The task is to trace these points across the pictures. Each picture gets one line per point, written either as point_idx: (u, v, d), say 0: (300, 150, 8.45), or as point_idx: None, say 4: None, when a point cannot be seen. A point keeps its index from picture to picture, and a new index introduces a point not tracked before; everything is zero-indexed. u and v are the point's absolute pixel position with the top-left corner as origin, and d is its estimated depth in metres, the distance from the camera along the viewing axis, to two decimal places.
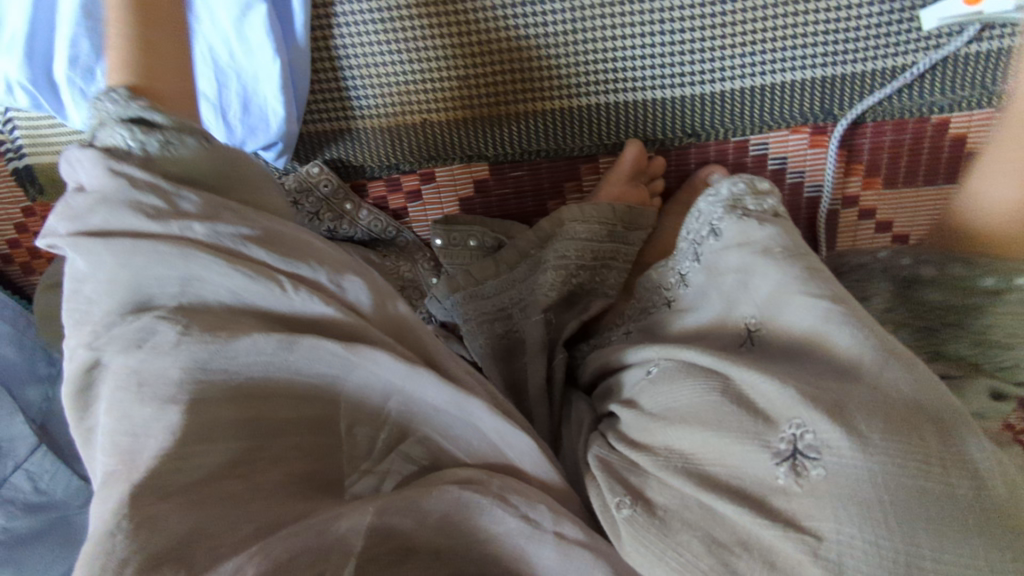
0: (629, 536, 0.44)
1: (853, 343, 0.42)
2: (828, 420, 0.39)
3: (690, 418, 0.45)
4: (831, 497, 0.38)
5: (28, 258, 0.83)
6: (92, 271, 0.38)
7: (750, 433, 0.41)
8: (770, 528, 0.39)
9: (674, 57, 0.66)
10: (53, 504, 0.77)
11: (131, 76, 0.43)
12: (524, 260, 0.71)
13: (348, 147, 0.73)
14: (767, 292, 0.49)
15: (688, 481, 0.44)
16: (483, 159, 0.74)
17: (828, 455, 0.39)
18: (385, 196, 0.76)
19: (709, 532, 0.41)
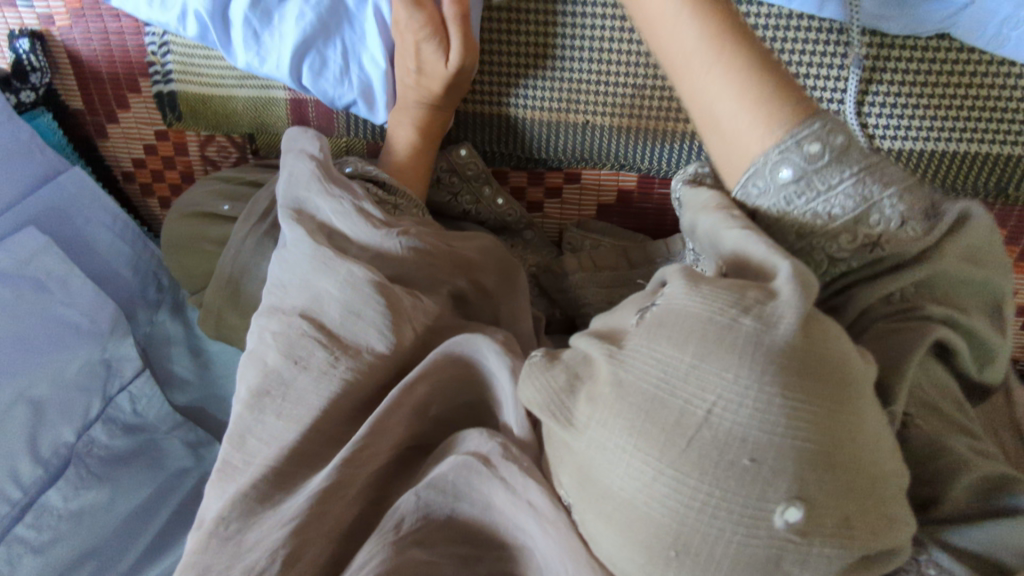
0: (524, 377, 0.37)
1: (738, 235, 0.38)
2: (682, 284, 0.35)
3: (625, 303, 0.40)
4: (659, 335, 0.33)
5: (150, 180, 0.83)
6: (299, 278, 0.53)
7: (639, 304, 0.38)
8: (600, 353, 0.35)
9: (861, 106, 0.64)
10: (145, 427, 0.79)
11: (398, 160, 0.67)
12: (648, 262, 0.69)
13: (499, 134, 0.71)
14: (705, 226, 0.41)
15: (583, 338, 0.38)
16: (633, 171, 0.72)
17: (666, 300, 0.35)
18: (523, 188, 0.76)
19: (577, 370, 0.36)
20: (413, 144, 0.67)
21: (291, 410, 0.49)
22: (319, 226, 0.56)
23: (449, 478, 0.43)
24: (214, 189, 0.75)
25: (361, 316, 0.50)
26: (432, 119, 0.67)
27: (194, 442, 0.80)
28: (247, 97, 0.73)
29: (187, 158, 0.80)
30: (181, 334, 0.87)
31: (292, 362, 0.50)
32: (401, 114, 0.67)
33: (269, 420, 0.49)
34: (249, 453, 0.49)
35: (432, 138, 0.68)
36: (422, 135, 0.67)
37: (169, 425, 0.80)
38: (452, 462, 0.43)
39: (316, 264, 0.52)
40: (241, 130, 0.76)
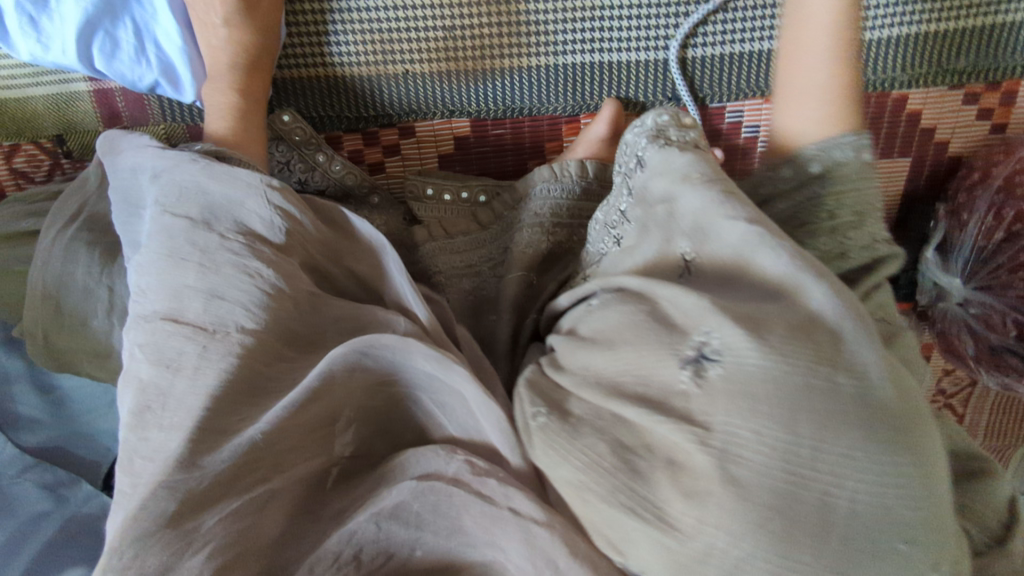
0: (541, 442, 0.39)
1: (779, 263, 0.36)
2: (735, 325, 0.34)
3: (626, 337, 0.39)
4: (731, 396, 0.33)
5: None
6: (161, 276, 0.46)
7: (663, 341, 0.37)
8: (663, 421, 0.35)
9: (657, 18, 0.67)
10: None
11: (221, 129, 0.61)
12: (496, 220, 0.71)
13: (319, 96, 0.70)
14: (690, 206, 0.41)
15: (602, 392, 0.39)
16: (464, 115, 0.72)
17: (730, 355, 0.34)
18: (360, 150, 0.74)
19: (617, 437, 0.37)
20: (234, 105, 0.62)
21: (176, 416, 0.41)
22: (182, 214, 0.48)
23: (413, 509, 0.42)
24: (21, 209, 0.69)
25: (236, 294, 0.45)
26: (250, 81, 0.64)
27: (51, 482, 0.77)
28: (47, 95, 0.69)
29: None
30: (19, 369, 0.78)
31: (174, 368, 0.42)
32: (214, 84, 0.63)
33: (153, 434, 0.41)
34: (136, 474, 0.40)
35: (258, 100, 0.64)
36: (245, 101, 0.63)
37: (17, 467, 0.76)
38: (413, 488, 0.42)
39: (179, 255, 0.46)
40: (48, 132, 0.71)
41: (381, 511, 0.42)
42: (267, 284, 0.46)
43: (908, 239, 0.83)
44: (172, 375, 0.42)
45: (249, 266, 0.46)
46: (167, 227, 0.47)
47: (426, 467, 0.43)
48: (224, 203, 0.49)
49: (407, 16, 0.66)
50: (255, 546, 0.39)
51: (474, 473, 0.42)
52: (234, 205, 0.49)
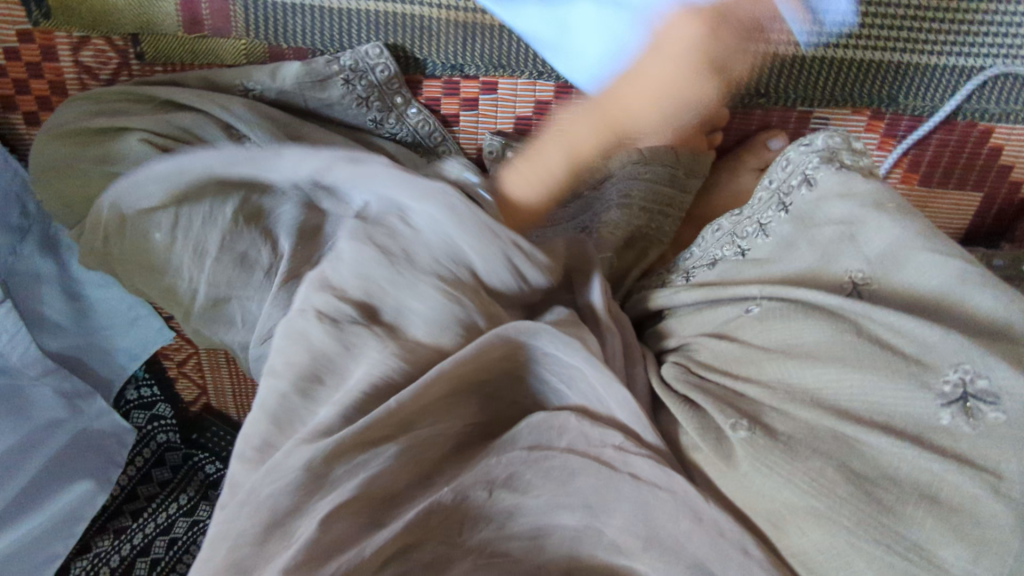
0: (746, 456, 0.38)
1: (994, 302, 0.39)
2: (997, 362, 0.36)
3: (827, 353, 0.40)
4: (1009, 442, 0.35)
5: (11, 91, 0.71)
6: (349, 260, 0.45)
7: (907, 372, 0.37)
8: (909, 448, 0.35)
9: None
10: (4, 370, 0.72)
11: (524, 198, 0.59)
12: (574, 198, 0.70)
13: (409, 35, 0.68)
14: (888, 232, 0.44)
15: (824, 412, 0.38)
16: (551, 78, 0.70)
17: (993, 399, 0.36)
18: (438, 98, 0.72)
19: (846, 462, 0.36)
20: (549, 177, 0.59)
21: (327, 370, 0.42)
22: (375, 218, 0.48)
23: (524, 477, 0.39)
24: (88, 107, 0.65)
25: (420, 292, 0.44)
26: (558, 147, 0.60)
27: (69, 390, 0.76)
28: None
29: (58, 65, 0.70)
30: (54, 273, 0.76)
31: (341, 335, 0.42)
32: (532, 164, 0.59)
33: (314, 410, 0.40)
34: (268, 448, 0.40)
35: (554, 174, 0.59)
36: (547, 166, 0.59)
37: (37, 370, 0.74)
38: (526, 457, 0.39)
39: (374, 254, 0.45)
40: (123, 29, 0.68)
41: (481, 475, 0.38)
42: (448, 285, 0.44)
43: None
44: (336, 342, 0.42)
45: (429, 270, 0.45)
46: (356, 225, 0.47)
47: (535, 437, 0.41)
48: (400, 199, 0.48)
49: None
50: (405, 501, 0.38)
51: (591, 442, 0.40)
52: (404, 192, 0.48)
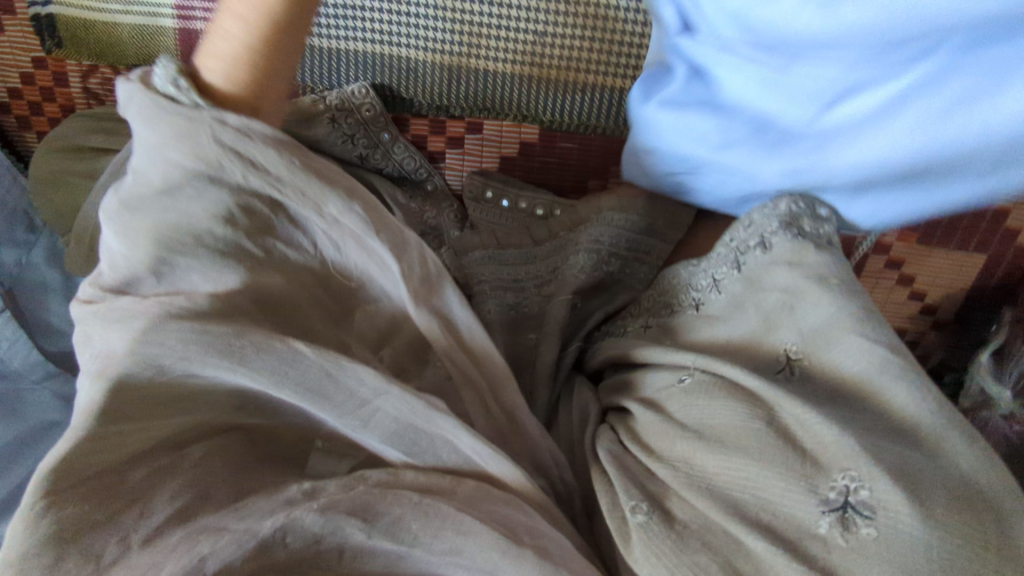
0: (639, 542, 0.42)
1: (919, 403, 0.41)
2: (885, 478, 0.37)
3: (740, 445, 0.42)
4: (875, 559, 0.36)
5: (27, 112, 0.77)
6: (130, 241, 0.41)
7: (796, 472, 0.39)
8: (803, 571, 0.37)
9: None
10: (6, 374, 0.74)
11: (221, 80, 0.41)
12: (551, 238, 0.70)
13: (397, 74, 0.70)
14: (836, 338, 0.44)
15: (711, 498, 0.41)
16: (536, 122, 0.71)
17: (881, 513, 0.37)
18: (425, 136, 0.73)
19: (730, 558, 0.39)
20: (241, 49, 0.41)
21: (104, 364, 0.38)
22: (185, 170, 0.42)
23: (411, 528, 0.38)
24: (84, 126, 0.69)
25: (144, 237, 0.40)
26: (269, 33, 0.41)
27: (69, 395, 0.76)
28: (133, 25, 0.70)
29: (68, 90, 0.74)
30: (58, 282, 0.79)
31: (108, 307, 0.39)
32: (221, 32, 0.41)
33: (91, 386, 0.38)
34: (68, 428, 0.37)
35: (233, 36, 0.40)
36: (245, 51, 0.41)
37: (38, 375, 0.75)
38: (413, 499, 0.39)
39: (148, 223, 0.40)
40: (127, 60, 0.72)
41: (359, 507, 0.38)
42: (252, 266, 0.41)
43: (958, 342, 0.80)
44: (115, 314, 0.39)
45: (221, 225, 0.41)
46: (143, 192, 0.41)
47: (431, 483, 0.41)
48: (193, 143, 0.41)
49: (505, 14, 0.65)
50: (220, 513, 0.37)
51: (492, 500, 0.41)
52: (176, 149, 0.41)
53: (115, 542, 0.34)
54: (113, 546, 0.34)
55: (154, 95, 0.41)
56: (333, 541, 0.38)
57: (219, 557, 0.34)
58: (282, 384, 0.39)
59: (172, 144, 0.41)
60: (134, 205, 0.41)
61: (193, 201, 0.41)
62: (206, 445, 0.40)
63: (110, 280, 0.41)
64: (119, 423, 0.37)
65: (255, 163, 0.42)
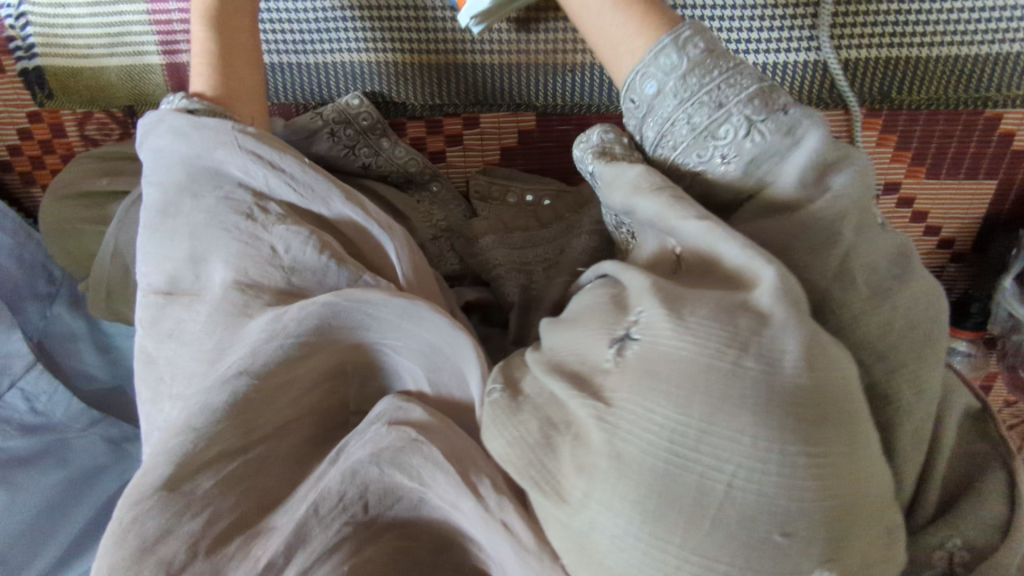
0: (488, 419, 0.38)
1: (739, 251, 0.35)
2: (660, 304, 0.34)
3: (582, 321, 0.38)
4: (642, 377, 0.33)
5: (30, 167, 0.78)
6: (173, 268, 0.47)
7: (604, 322, 0.36)
8: (577, 398, 0.34)
9: (743, 20, 0.64)
10: (52, 426, 0.74)
11: (212, 88, 0.56)
12: (557, 220, 0.68)
13: (388, 81, 0.69)
14: (648, 210, 0.40)
15: (545, 369, 0.37)
16: (531, 109, 0.71)
17: (648, 333, 0.34)
18: (423, 138, 0.74)
19: (549, 414, 0.36)
20: (237, 77, 0.57)
21: (183, 381, 0.45)
22: (214, 178, 0.48)
23: (413, 462, 0.40)
24: (94, 164, 0.69)
25: (176, 246, 0.46)
26: (240, 51, 0.58)
27: (117, 437, 0.76)
28: (121, 66, 0.69)
29: (67, 139, 0.76)
30: (85, 330, 0.81)
31: (165, 319, 0.46)
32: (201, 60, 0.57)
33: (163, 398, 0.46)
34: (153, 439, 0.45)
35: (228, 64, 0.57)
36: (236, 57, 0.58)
37: (84, 422, 0.75)
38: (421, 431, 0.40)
39: (171, 239, 0.47)
40: (120, 102, 0.72)
41: (372, 448, 0.40)
42: (287, 259, 0.45)
43: (984, 265, 0.78)
44: (170, 333, 0.46)
45: (242, 230, 0.46)
46: (168, 218, 0.47)
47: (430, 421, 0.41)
48: (212, 161, 0.48)
49: None
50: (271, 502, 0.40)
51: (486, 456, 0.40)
52: (220, 154, 0.47)
53: (185, 549, 0.36)
54: (183, 553, 0.36)
55: (189, 119, 0.48)
56: (357, 497, 0.40)
57: (271, 551, 0.37)
58: (337, 335, 0.44)
59: (218, 151, 0.47)
60: (175, 214, 0.47)
61: (226, 206, 0.46)
62: (268, 447, 0.42)
63: (160, 286, 0.48)
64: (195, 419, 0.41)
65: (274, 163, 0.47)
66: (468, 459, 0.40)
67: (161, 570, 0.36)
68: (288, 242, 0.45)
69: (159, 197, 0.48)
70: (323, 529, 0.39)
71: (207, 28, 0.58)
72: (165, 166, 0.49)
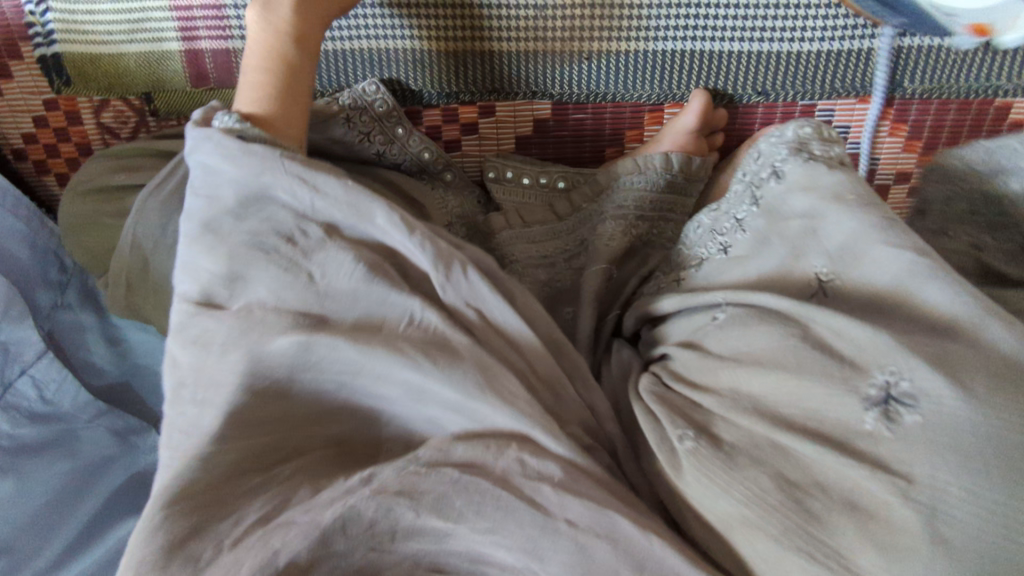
0: (690, 466, 0.42)
1: (944, 296, 0.40)
2: (930, 368, 0.37)
3: (778, 361, 0.42)
4: (930, 447, 0.36)
5: (45, 156, 0.78)
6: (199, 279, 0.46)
7: (837, 377, 0.39)
8: (828, 453, 0.38)
9: (757, 10, 0.66)
10: (59, 416, 0.73)
11: (259, 101, 0.57)
12: (575, 211, 0.70)
13: (410, 69, 0.70)
14: (839, 247, 0.45)
15: (756, 418, 0.41)
16: (547, 98, 0.72)
17: (925, 401, 0.37)
18: (439, 126, 0.74)
19: (779, 469, 0.40)
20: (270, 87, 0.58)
21: (209, 392, 0.44)
22: (262, 199, 0.48)
23: (456, 504, 0.40)
24: (110, 162, 0.70)
25: (205, 257, 0.46)
26: (301, 63, 0.60)
27: (122, 429, 0.76)
28: (140, 52, 0.70)
29: (83, 128, 0.76)
30: (94, 320, 0.80)
31: (197, 332, 0.45)
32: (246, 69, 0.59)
33: (187, 409, 0.44)
34: (173, 447, 0.43)
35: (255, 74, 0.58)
36: (296, 68, 0.60)
37: (89, 414, 0.74)
38: (452, 475, 0.40)
39: (206, 250, 0.47)
40: (136, 89, 0.72)
41: (407, 485, 0.40)
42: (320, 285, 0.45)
43: None
44: (200, 349, 0.44)
45: (274, 249, 0.45)
46: (198, 234, 0.47)
47: (468, 457, 0.42)
48: (256, 182, 0.48)
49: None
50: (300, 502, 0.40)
51: (527, 475, 0.41)
52: (268, 177, 0.47)
53: (212, 546, 0.37)
54: (208, 549, 0.37)
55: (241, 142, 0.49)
56: (385, 525, 0.39)
57: (291, 550, 0.37)
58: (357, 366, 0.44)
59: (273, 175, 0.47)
60: (219, 230, 0.47)
61: (268, 227, 0.46)
62: (292, 466, 0.42)
63: (193, 293, 0.46)
64: (231, 437, 0.42)
65: (317, 187, 0.47)
66: (514, 481, 0.41)
67: (187, 566, 0.36)
68: (323, 266, 0.45)
69: (205, 206, 0.49)
70: (348, 546, 0.39)
71: (291, 45, 0.60)
72: (214, 181, 0.49)
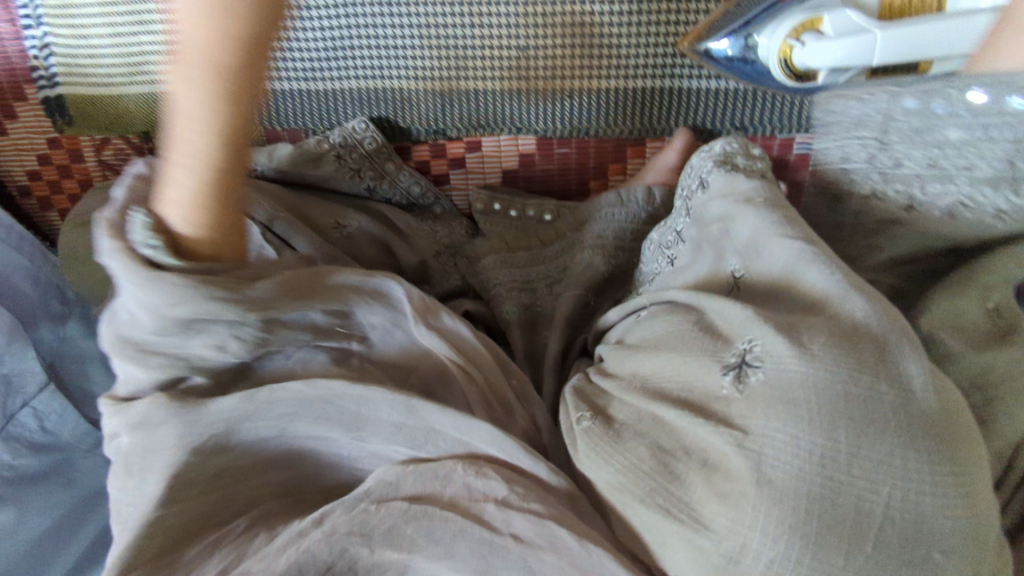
0: (582, 443, 0.42)
1: (821, 279, 0.38)
2: (775, 333, 0.37)
3: (675, 346, 0.42)
4: (771, 408, 0.35)
5: (47, 192, 0.81)
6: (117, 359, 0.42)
7: (708, 351, 0.40)
8: (702, 424, 0.37)
9: None
10: (59, 446, 0.75)
11: None
12: (558, 239, 0.71)
13: (397, 107, 0.72)
14: (747, 235, 0.45)
15: (645, 395, 0.42)
16: (531, 133, 0.74)
17: (768, 360, 0.36)
18: (427, 162, 0.76)
19: (655, 439, 0.39)
20: None
21: (150, 459, 0.42)
22: None
23: (407, 533, 0.40)
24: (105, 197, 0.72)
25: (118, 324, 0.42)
26: None
27: None
28: (139, 94, 0.72)
29: (85, 165, 0.79)
30: (95, 350, 0.82)
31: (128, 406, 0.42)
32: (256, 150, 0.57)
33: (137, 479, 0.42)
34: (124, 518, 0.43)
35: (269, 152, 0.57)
36: None
37: (90, 443, 0.77)
38: (406, 512, 0.41)
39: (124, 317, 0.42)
40: (136, 128, 0.75)
41: (359, 524, 0.40)
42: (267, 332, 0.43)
43: None
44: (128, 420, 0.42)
45: (209, 300, 0.42)
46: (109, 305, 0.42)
47: (419, 488, 0.42)
48: None
49: (490, 37, 0.68)
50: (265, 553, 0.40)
51: (476, 499, 0.41)
52: None
53: None
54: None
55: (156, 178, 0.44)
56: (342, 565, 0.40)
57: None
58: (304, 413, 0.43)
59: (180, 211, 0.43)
60: None
61: None
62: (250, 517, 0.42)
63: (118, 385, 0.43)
64: (182, 500, 0.41)
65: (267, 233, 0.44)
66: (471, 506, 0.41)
67: None
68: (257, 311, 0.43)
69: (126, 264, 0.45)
70: None
71: None
72: None
